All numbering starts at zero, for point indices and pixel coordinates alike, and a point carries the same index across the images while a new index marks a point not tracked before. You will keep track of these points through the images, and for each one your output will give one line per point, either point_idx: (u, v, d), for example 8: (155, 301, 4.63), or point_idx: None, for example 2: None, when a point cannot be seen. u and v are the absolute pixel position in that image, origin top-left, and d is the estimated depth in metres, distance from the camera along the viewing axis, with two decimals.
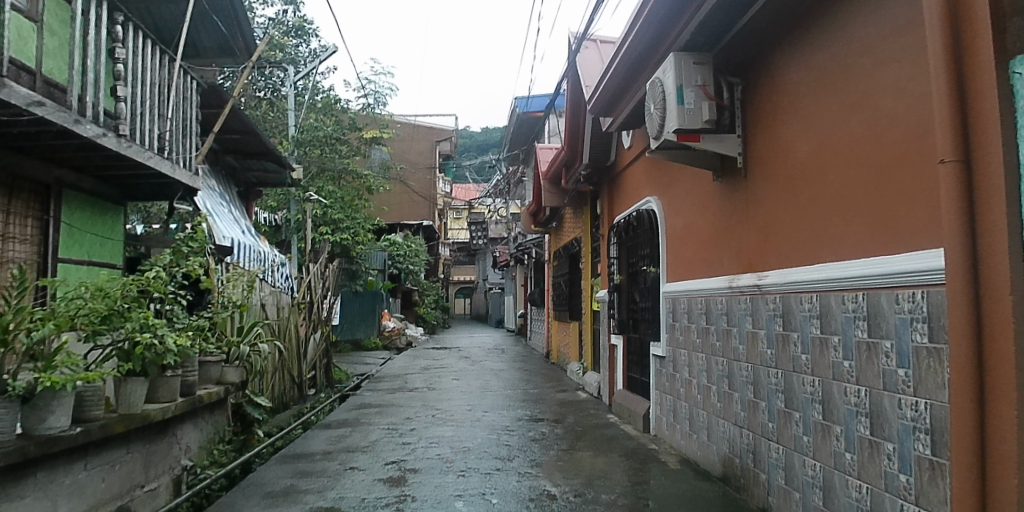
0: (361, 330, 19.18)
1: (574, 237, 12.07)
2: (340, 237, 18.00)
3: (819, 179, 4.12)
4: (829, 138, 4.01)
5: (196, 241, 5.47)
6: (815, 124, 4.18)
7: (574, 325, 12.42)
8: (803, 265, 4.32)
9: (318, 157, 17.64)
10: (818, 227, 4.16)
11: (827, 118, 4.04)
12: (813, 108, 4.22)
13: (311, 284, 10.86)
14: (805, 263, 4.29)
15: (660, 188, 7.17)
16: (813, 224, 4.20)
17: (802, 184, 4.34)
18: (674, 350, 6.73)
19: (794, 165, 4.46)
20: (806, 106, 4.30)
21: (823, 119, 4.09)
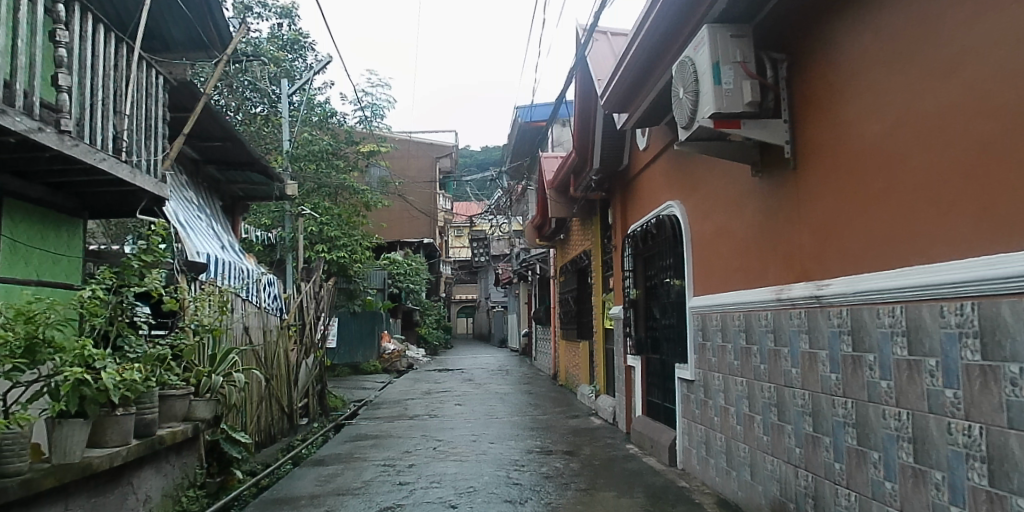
0: (359, 353, 18.35)
1: (582, 250, 11.30)
2: (337, 255, 17.08)
3: (893, 167, 3.40)
4: (906, 114, 3.30)
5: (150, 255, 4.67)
6: (883, 103, 3.49)
7: (584, 345, 11.60)
8: (874, 272, 3.56)
9: (314, 173, 16.95)
10: (891, 226, 3.43)
11: (900, 94, 3.34)
12: (879, 84, 3.53)
13: (302, 304, 10.08)
14: (878, 269, 3.54)
15: (682, 191, 6.44)
16: (886, 222, 3.47)
17: (870, 175, 3.63)
18: (705, 372, 5.92)
19: (858, 154, 3.75)
20: (871, 83, 3.60)
21: (894, 95, 3.40)
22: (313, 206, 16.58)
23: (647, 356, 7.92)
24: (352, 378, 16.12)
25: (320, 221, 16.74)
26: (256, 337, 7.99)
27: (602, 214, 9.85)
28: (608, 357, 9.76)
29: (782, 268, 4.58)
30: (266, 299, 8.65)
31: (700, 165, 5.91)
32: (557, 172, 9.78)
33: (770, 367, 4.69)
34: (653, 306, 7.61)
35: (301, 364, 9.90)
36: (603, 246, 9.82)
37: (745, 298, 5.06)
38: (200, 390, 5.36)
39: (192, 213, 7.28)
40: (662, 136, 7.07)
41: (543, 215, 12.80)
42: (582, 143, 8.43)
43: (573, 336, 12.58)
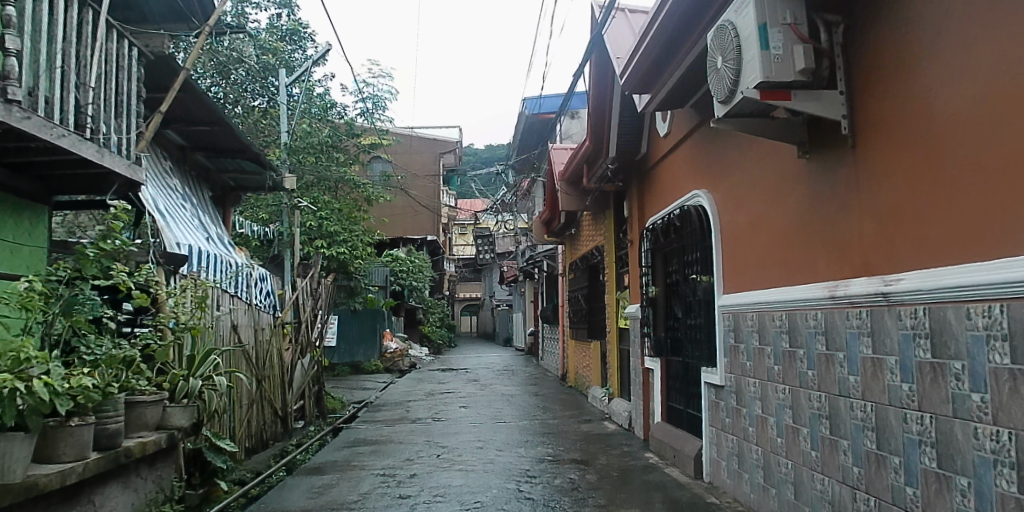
0: (361, 351, 17.40)
1: (593, 245, 10.71)
2: (336, 251, 16.59)
3: (982, 136, 2.79)
4: (998, 71, 2.69)
5: (111, 242, 4.06)
6: (966, 59, 2.87)
7: (595, 345, 11.02)
8: (958, 264, 2.94)
9: (314, 166, 16.42)
10: (980, 208, 2.81)
11: (991, 46, 2.73)
12: (960, 38, 2.91)
13: (298, 301, 9.54)
14: (962, 262, 2.91)
15: (710, 179, 5.86)
16: (973, 203, 2.85)
17: (949, 149, 3.01)
18: (739, 377, 5.32)
19: (933, 124, 3.13)
20: (950, 38, 2.98)
21: (981, 49, 2.78)
22: (312, 200, 16.05)
23: (667, 358, 7.35)
24: (354, 378, 15.57)
25: (320, 215, 16.24)
26: (245, 337, 7.43)
27: (615, 206, 9.27)
28: (622, 358, 9.18)
29: (829, 262, 4.00)
30: (257, 296, 8.09)
31: (731, 148, 5.33)
32: (567, 163, 9.19)
33: (821, 374, 4.08)
34: (674, 304, 7.04)
35: (297, 364, 9.36)
36: (616, 240, 9.25)
37: (785, 295, 4.48)
38: (176, 396, 4.79)
39: (175, 202, 6.72)
40: (683, 119, 6.48)
41: (551, 209, 12.20)
42: (596, 131, 7.84)
43: (583, 335, 12.01)
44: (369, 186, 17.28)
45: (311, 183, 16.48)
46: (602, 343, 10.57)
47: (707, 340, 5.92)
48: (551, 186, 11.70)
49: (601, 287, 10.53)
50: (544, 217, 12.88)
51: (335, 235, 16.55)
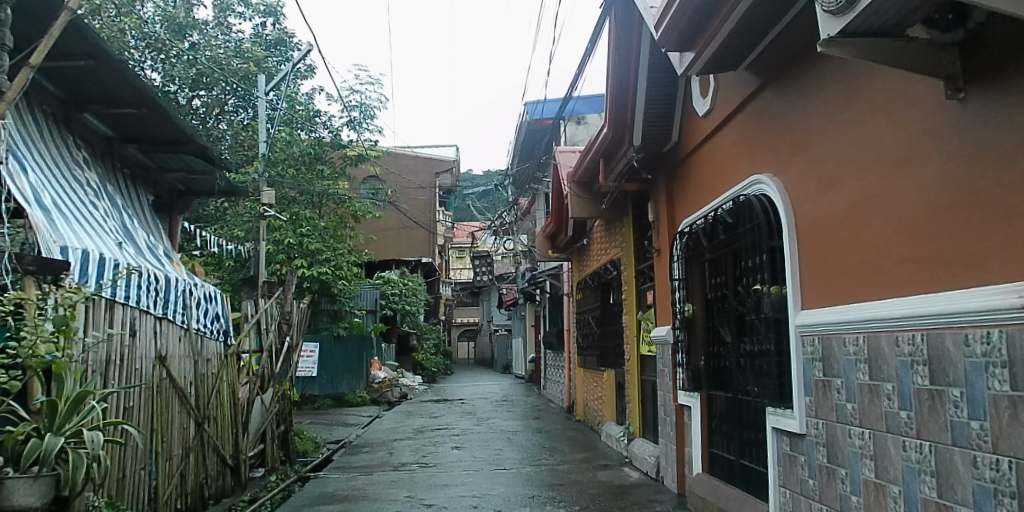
0: (345, 382, 15.63)
1: (608, 259, 9.22)
2: (317, 271, 14.37)
3: None
4: None
5: None
6: None
7: (608, 374, 9.49)
8: None
9: (293, 179, 14.74)
10: None
11: None
12: None
13: (259, 325, 8.01)
14: None
15: (781, 160, 4.41)
16: None
17: None
18: (833, 425, 3.77)
19: None
20: None
21: None
22: (294, 215, 14.55)
23: (710, 392, 5.85)
24: (335, 412, 13.97)
25: (301, 232, 14.52)
26: (176, 373, 5.86)
27: (638, 211, 7.80)
28: (646, 391, 7.67)
29: (1005, 254, 2.45)
30: (200, 320, 6.52)
31: (822, 111, 3.88)
32: (578, 162, 7.72)
33: (992, 427, 2.48)
34: (720, 324, 5.56)
35: (256, 400, 7.80)
36: (640, 250, 7.76)
37: (916, 310, 2.96)
38: (20, 466, 3.27)
39: (84, 196, 5.22)
40: (733, 88, 5.06)
41: (558, 219, 10.72)
42: (617, 116, 6.40)
43: (594, 364, 10.46)
44: (357, 200, 15.77)
45: (292, 197, 15.04)
46: (618, 373, 9.03)
47: (777, 373, 4.42)
48: (559, 192, 10.24)
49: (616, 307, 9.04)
50: (550, 230, 11.38)
51: (317, 253, 14.54)
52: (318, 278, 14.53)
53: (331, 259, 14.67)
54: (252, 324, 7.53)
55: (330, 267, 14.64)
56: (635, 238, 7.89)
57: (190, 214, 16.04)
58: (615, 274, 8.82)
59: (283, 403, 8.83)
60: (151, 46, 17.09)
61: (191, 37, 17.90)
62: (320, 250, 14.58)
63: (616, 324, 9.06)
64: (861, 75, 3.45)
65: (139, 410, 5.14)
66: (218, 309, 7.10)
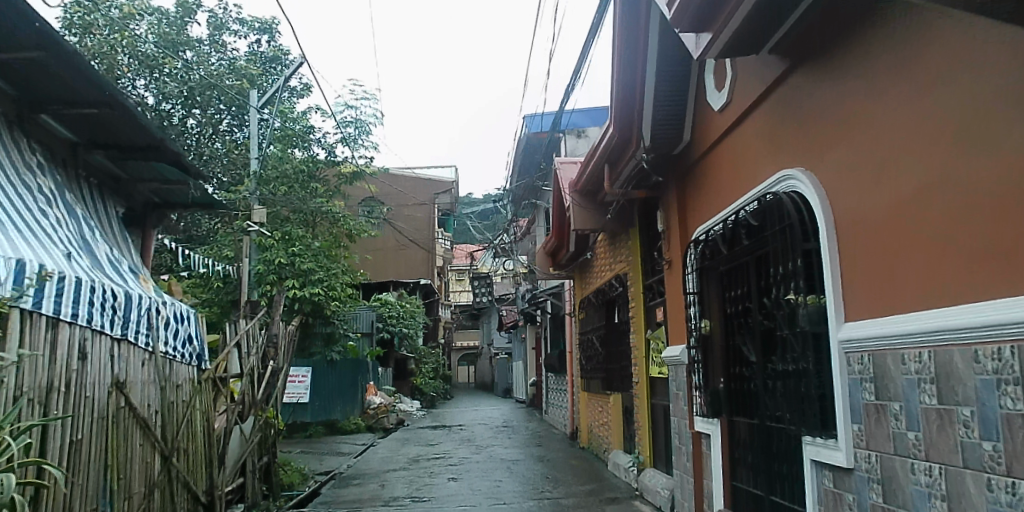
0: (338, 407, 14.65)
1: (613, 274, 8.65)
2: (310, 292, 13.80)
3: None
4: None
5: None
6: None
7: (615, 398, 8.87)
8: None
9: (287, 197, 14.04)
10: None
11: None
12: None
13: (239, 347, 7.41)
14: None
15: (818, 151, 3.87)
16: None
17: None
18: (891, 457, 3.17)
19: None
20: None
21: None
22: (286, 234, 14.01)
23: (732, 418, 5.26)
24: (327, 439, 13.27)
25: (292, 251, 13.84)
26: (138, 402, 5.22)
27: (647, 221, 7.24)
28: (657, 417, 7.05)
29: None
30: (170, 343, 5.89)
31: (870, 89, 3.36)
32: (581, 169, 7.20)
33: None
34: (743, 342, 4.99)
35: (234, 429, 7.18)
36: (649, 262, 7.20)
37: (999, 313, 2.39)
38: None
39: (33, 204, 4.67)
40: (757, 75, 4.55)
41: (560, 233, 10.16)
42: (623, 115, 5.89)
43: (599, 386, 9.83)
44: (351, 219, 15.22)
45: (285, 215, 14.50)
46: (625, 396, 8.41)
47: (815, 396, 3.84)
48: (561, 204, 9.70)
49: (622, 326, 8.44)
50: (551, 246, 10.82)
51: (308, 273, 13.84)
52: (311, 299, 13.85)
53: (325, 279, 14.01)
54: (229, 346, 6.94)
55: (323, 287, 13.96)
56: (644, 250, 7.33)
57: (183, 233, 15.97)
58: (621, 290, 8.24)
59: (266, 432, 8.18)
60: (143, 63, 16.73)
61: (185, 55, 17.55)
62: (313, 270, 13.92)
63: (623, 343, 8.45)
64: (920, 39, 2.93)
65: (89, 445, 4.47)
66: (192, 331, 6.49)
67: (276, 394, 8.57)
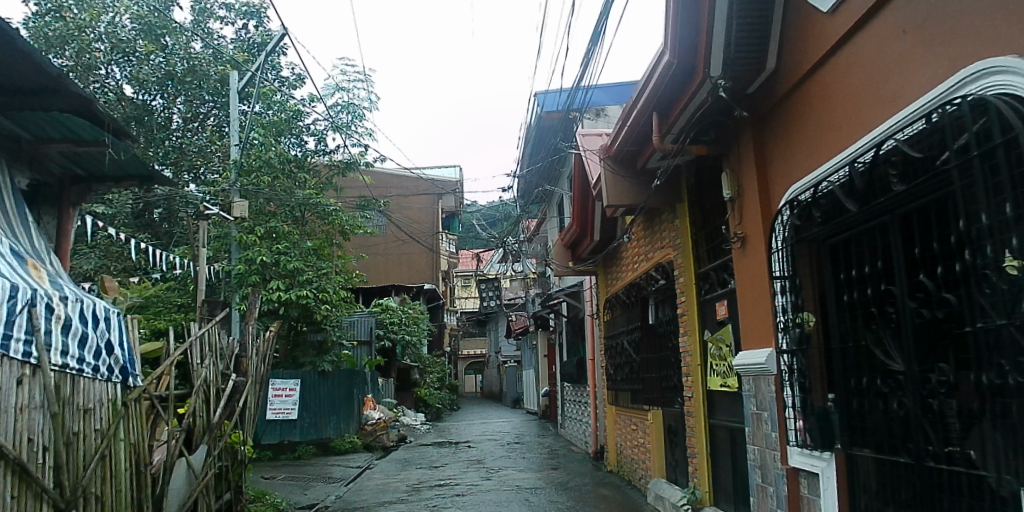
0: (330, 426, 12.45)
1: (650, 265, 7.10)
2: (297, 294, 11.88)
3: None
4: None
5: None
6: None
7: (654, 413, 7.29)
8: None
9: (270, 189, 12.34)
10: None
11: None
12: None
13: (189, 359, 5.77)
14: None
15: (990, 33, 2.45)
16: None
17: None
18: None
19: None
20: None
21: None
22: (271, 231, 12.28)
23: (851, 451, 3.73)
24: (317, 460, 11.62)
25: (277, 249, 11.98)
26: (8, 439, 3.58)
27: (702, 192, 5.72)
28: (721, 441, 5.47)
29: None
30: (75, 354, 4.24)
31: None
32: (618, 125, 5.67)
33: None
34: (875, 342, 3.47)
35: (179, 462, 5.55)
36: (709, 242, 5.65)
37: None
38: None
39: None
40: None
41: (582, 218, 8.59)
42: (686, 34, 4.35)
43: (632, 398, 8.24)
44: (345, 213, 13.46)
45: (267, 205, 12.66)
46: (671, 413, 6.82)
47: None
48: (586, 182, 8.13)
49: (665, 326, 6.88)
50: (572, 235, 9.23)
51: (296, 274, 12.10)
52: (298, 302, 12.00)
53: (314, 280, 12.29)
54: (175, 355, 5.32)
55: (313, 290, 12.19)
56: (701, 228, 5.79)
57: (160, 236, 14.50)
58: (665, 282, 6.69)
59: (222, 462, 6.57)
60: (118, 50, 15.04)
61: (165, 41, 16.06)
62: (301, 270, 12.16)
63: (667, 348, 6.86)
64: None
65: None
66: (113, 338, 4.80)
67: (240, 416, 6.98)
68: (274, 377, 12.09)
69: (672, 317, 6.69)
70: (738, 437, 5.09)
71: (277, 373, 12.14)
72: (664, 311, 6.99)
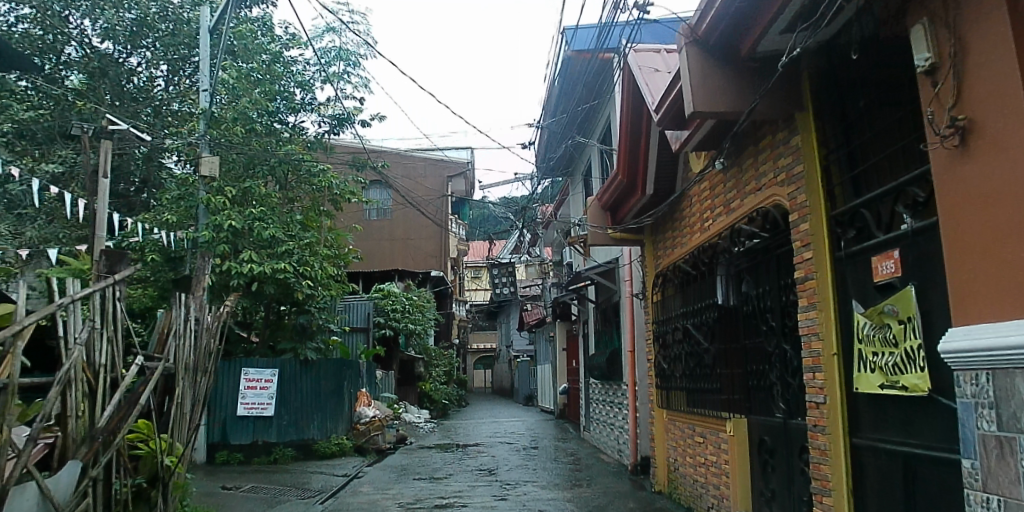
0: (315, 425, 10.36)
1: (739, 215, 5.05)
2: (275, 268, 9.69)
3: None
4: None
5: None
6: None
7: (738, 421, 5.30)
8: None
9: (246, 144, 10.28)
10: None
11: None
12: None
13: (57, 328, 3.77)
14: None
15: None
16: None
17: None
18: None
19: None
20: None
21: None
22: (245, 192, 10.25)
23: None
24: (296, 467, 9.62)
25: (252, 213, 9.91)
26: None
27: (859, 83, 3.68)
28: (889, 475, 3.42)
29: None
30: None
31: None
32: None
33: None
34: None
35: (26, 485, 3.41)
36: (867, 159, 3.63)
37: None
38: None
39: None
40: None
41: (631, 168, 6.61)
42: None
43: (694, 401, 6.21)
44: (336, 176, 11.38)
45: (240, 160, 10.57)
46: (773, 424, 4.82)
47: None
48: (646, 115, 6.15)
49: (770, 301, 4.83)
50: (615, 193, 7.19)
51: (275, 243, 10.00)
52: (275, 278, 9.79)
53: (296, 252, 10.08)
54: (31, 315, 3.25)
55: (293, 262, 9.94)
56: (850, 141, 3.77)
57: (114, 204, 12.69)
58: (770, 235, 4.67)
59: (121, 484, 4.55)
60: None
61: None
62: (279, 239, 10.02)
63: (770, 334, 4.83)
64: None
65: None
66: None
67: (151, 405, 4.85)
68: (245, 366, 10.08)
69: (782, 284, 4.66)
70: (940, 472, 3.03)
71: (250, 360, 10.13)
72: (766, 279, 4.95)
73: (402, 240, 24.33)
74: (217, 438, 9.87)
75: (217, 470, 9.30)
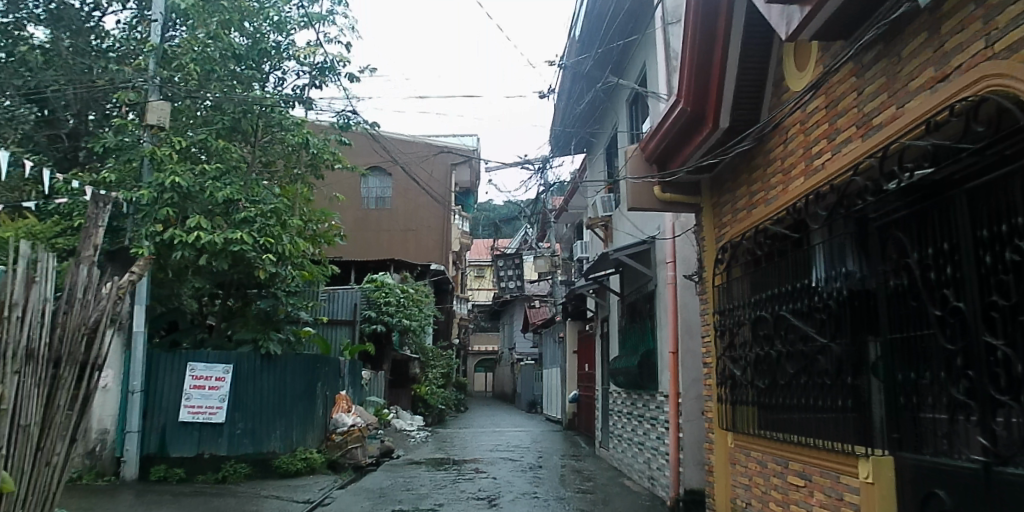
0: (276, 437, 8.46)
1: (918, 124, 3.06)
2: (230, 239, 7.73)
3: None
4: None
5: None
6: None
7: (880, 461, 3.44)
8: None
9: (202, 89, 8.40)
10: None
11: None
12: None
13: None
14: None
15: None
16: None
17: None
18: None
19: None
20: None
21: None
22: (198, 145, 8.40)
23: None
24: (247, 489, 7.67)
25: (204, 171, 8.00)
26: None
27: None
28: None
29: None
30: None
31: None
32: None
33: None
34: None
35: None
36: None
37: None
38: None
39: None
40: None
41: (703, 91, 4.73)
42: None
43: (785, 424, 4.31)
44: (313, 135, 9.46)
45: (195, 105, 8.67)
46: (957, 474, 2.95)
47: None
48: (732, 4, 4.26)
49: (973, 261, 2.84)
50: (672, 134, 5.30)
51: (233, 210, 8.10)
52: (229, 251, 7.83)
53: (258, 220, 8.09)
54: None
55: (253, 233, 7.97)
56: None
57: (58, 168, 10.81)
58: (977, 150, 2.75)
59: None
60: None
61: None
62: (237, 203, 8.10)
63: (959, 324, 2.91)
64: None
65: None
66: None
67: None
68: (192, 360, 8.14)
69: (992, 238, 2.72)
70: None
71: (198, 353, 8.19)
72: (948, 233, 3.02)
73: (401, 230, 22.48)
74: (154, 448, 7.97)
75: (148, 490, 7.40)
